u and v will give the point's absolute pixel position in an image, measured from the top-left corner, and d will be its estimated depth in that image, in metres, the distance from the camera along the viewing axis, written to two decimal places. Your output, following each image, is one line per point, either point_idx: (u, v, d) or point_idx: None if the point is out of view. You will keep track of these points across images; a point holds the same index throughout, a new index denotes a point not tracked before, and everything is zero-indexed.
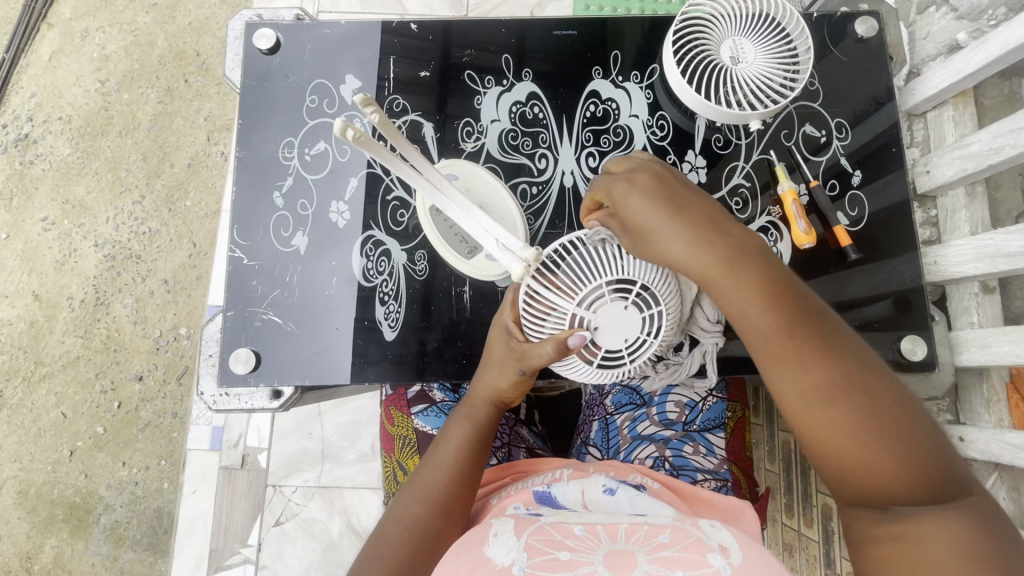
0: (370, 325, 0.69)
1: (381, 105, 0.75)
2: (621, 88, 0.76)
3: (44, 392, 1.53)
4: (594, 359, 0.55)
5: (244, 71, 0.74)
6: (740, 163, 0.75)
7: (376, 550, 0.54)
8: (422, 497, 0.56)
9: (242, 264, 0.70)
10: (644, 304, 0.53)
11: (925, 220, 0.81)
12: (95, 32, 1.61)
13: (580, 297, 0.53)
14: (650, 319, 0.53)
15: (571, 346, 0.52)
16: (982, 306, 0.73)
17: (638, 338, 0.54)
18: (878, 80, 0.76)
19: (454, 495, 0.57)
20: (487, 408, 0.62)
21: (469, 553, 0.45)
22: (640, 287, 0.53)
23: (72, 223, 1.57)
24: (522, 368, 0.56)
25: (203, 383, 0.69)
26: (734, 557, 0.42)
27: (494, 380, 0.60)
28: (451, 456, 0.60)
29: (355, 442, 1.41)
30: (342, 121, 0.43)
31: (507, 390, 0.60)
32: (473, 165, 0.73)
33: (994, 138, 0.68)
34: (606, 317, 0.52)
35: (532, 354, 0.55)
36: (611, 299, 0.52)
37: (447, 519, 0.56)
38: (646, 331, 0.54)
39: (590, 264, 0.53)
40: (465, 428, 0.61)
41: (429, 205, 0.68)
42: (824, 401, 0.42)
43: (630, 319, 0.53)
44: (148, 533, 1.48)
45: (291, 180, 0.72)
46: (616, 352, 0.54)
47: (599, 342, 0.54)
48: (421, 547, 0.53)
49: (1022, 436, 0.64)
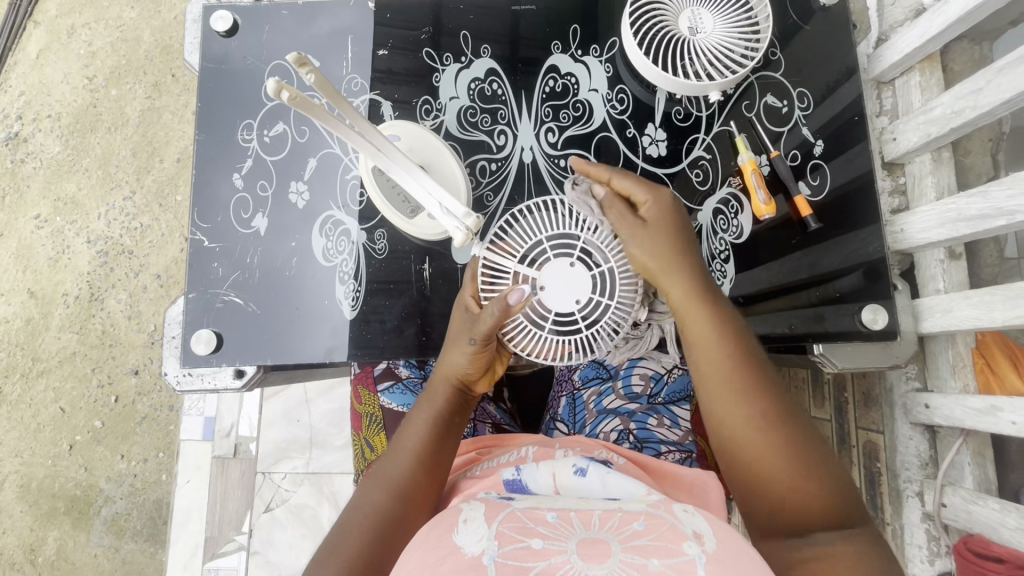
0: (332, 304, 0.70)
1: (340, 84, 0.75)
2: (580, 63, 0.76)
3: (43, 387, 1.54)
4: (545, 323, 0.60)
5: (202, 54, 0.74)
6: (700, 135, 0.74)
7: (333, 543, 0.53)
8: (383, 485, 0.56)
9: (203, 246, 0.71)
10: (588, 262, 0.59)
11: (894, 189, 0.80)
12: (82, 28, 1.61)
13: (524, 252, 0.60)
14: (598, 278, 0.59)
15: (514, 305, 0.54)
16: (947, 273, 0.73)
17: (588, 298, 0.59)
18: (841, 46, 0.75)
19: (415, 482, 0.57)
20: (446, 388, 0.62)
21: (437, 542, 0.43)
22: (582, 246, 0.60)
23: (65, 220, 1.58)
24: (472, 337, 0.58)
25: (167, 364, 0.69)
26: (709, 544, 0.41)
27: (453, 360, 0.61)
28: (413, 442, 0.59)
29: (344, 428, 1.43)
30: (274, 81, 0.41)
31: (466, 366, 0.60)
32: (417, 125, 0.70)
33: (956, 100, 0.67)
34: (550, 274, 0.59)
35: (479, 322, 0.57)
36: (554, 257, 0.59)
37: (408, 507, 0.55)
38: (594, 290, 0.59)
39: (530, 226, 0.61)
40: (426, 412, 0.61)
41: (372, 166, 0.67)
42: (764, 433, 0.51)
43: (577, 276, 0.59)
44: (147, 523, 1.50)
45: (251, 162, 0.72)
46: (568, 314, 0.59)
47: (549, 303, 0.59)
48: (380, 537, 0.53)
49: (982, 400, 0.66)
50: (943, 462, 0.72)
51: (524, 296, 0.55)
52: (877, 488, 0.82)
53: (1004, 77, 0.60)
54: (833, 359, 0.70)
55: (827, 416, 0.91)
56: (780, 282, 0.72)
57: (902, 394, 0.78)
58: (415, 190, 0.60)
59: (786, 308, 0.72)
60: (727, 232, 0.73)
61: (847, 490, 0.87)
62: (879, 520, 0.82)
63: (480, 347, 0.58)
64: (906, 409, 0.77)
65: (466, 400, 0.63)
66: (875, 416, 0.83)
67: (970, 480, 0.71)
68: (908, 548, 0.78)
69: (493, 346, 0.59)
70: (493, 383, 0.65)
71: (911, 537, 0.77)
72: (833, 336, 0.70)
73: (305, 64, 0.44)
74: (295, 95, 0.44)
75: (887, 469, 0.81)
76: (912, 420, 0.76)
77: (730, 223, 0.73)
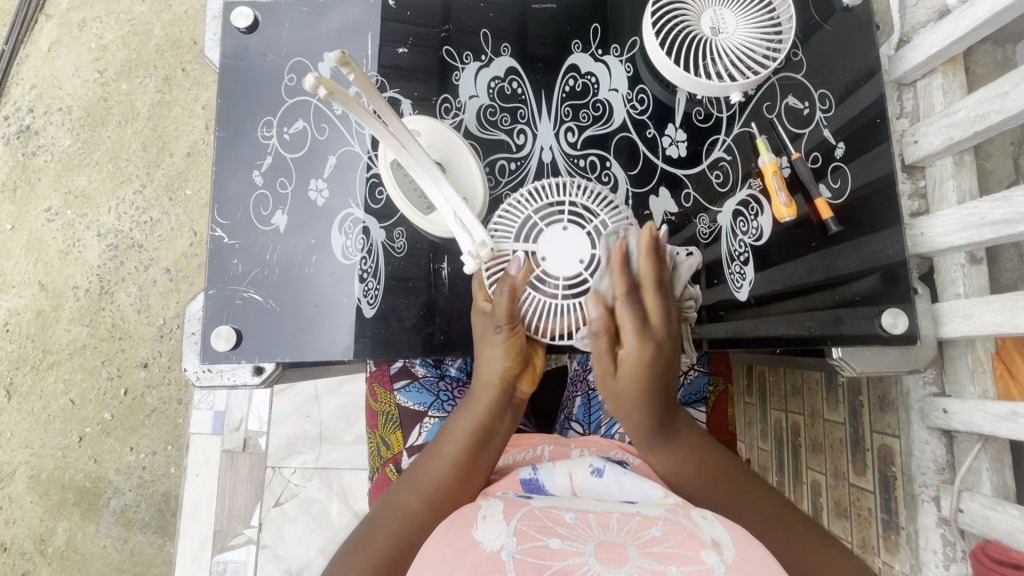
0: (350, 302, 0.70)
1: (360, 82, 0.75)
2: (601, 62, 0.76)
3: (53, 379, 1.55)
4: (557, 292, 0.58)
5: (223, 50, 0.74)
6: (721, 136, 0.74)
7: (361, 537, 0.56)
8: (416, 489, 0.58)
9: (222, 242, 0.71)
10: (579, 221, 0.60)
11: (914, 192, 0.79)
12: (94, 21, 1.61)
13: (517, 231, 0.60)
14: (593, 232, 0.59)
15: (519, 277, 0.56)
16: (967, 278, 0.73)
17: (591, 254, 0.58)
18: (863, 48, 0.75)
19: (447, 489, 0.57)
20: (487, 395, 0.60)
21: (457, 534, 0.44)
22: (570, 208, 0.60)
23: (76, 213, 1.58)
24: (497, 325, 0.58)
25: (187, 359, 0.70)
26: (727, 553, 0.41)
27: (491, 364, 0.60)
28: (450, 450, 0.59)
29: (352, 424, 1.43)
30: (314, 77, 0.44)
31: (502, 362, 0.59)
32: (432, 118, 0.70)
33: (980, 104, 0.67)
34: (550, 243, 0.59)
35: (498, 308, 0.57)
36: (546, 227, 0.59)
37: (440, 516, 0.56)
38: (594, 244, 0.59)
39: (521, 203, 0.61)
40: (466, 420, 0.60)
41: (391, 159, 0.67)
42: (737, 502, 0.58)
43: (574, 237, 0.59)
44: (157, 516, 1.52)
45: (270, 159, 0.72)
46: (576, 275, 0.58)
47: (553, 271, 0.58)
48: (407, 538, 0.55)
49: (1003, 405, 0.65)
50: (960, 466, 0.72)
51: (522, 265, 0.57)
52: (892, 491, 0.82)
53: None
54: (851, 363, 0.69)
55: (840, 419, 0.91)
56: (801, 287, 0.72)
57: (919, 398, 0.77)
58: (434, 196, 0.60)
59: (800, 310, 0.71)
60: (747, 234, 0.73)
61: (861, 493, 0.87)
62: (893, 524, 0.82)
63: (508, 334, 0.57)
64: (923, 413, 0.77)
65: (507, 407, 0.62)
66: (890, 420, 0.82)
67: (987, 485, 0.71)
68: (922, 552, 0.78)
69: (521, 329, 0.58)
70: (533, 382, 0.63)
71: (927, 542, 0.77)
72: (853, 340, 0.70)
73: (348, 65, 0.46)
74: (330, 89, 0.47)
75: (902, 473, 0.80)
76: (929, 424, 0.76)
77: (750, 226, 0.73)
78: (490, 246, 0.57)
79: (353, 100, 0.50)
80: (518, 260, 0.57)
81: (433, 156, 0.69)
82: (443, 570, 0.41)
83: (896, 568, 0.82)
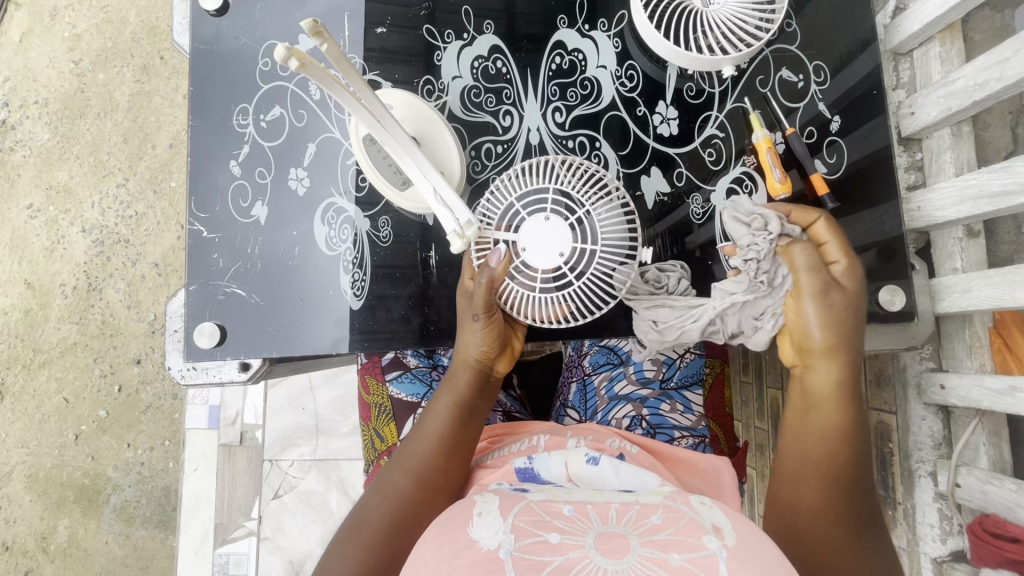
0: (337, 294, 0.68)
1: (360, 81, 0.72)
2: (587, 38, 0.73)
3: (46, 378, 1.53)
4: (537, 283, 0.56)
5: (192, 35, 0.71)
6: (713, 113, 0.72)
7: (357, 524, 0.56)
8: (405, 469, 0.58)
9: (202, 236, 0.69)
10: (564, 211, 0.56)
11: (910, 165, 0.78)
12: (66, 10, 1.56)
13: (501, 219, 0.58)
14: (576, 225, 0.55)
15: (496, 267, 0.55)
16: (965, 252, 0.72)
17: (572, 250, 0.55)
18: (859, 16, 0.72)
19: (434, 465, 0.58)
20: (466, 372, 0.62)
21: (452, 535, 0.42)
22: (552, 196, 0.56)
23: (59, 209, 1.54)
24: (476, 313, 0.59)
25: (171, 357, 0.68)
26: (728, 539, 0.40)
27: (468, 341, 0.61)
28: (435, 426, 0.60)
29: (349, 415, 1.42)
30: (285, 47, 0.41)
31: (480, 346, 0.61)
32: (408, 93, 0.67)
33: (979, 72, 0.65)
34: (530, 233, 0.55)
35: (476, 296, 0.57)
36: (528, 216, 0.56)
37: (427, 492, 0.57)
38: (576, 238, 0.55)
39: (505, 189, 0.59)
40: (448, 396, 0.62)
41: (364, 134, 0.64)
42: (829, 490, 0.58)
43: (556, 229, 0.55)
44: (158, 510, 1.51)
45: (247, 148, 0.70)
46: (556, 269, 0.55)
47: (536, 265, 0.55)
48: (399, 516, 0.55)
49: (1000, 380, 0.65)
50: (958, 442, 0.72)
51: (503, 255, 0.55)
52: (889, 468, 0.82)
53: None
54: None
55: None
56: None
57: (916, 374, 0.77)
58: (411, 173, 0.57)
59: None
60: None
61: None
62: (890, 500, 0.82)
63: (485, 322, 0.58)
64: (920, 389, 0.76)
65: (486, 381, 0.64)
66: (887, 397, 0.82)
67: (984, 460, 0.71)
68: (919, 526, 0.78)
69: (498, 314, 0.59)
70: (509, 361, 0.65)
71: (923, 516, 0.77)
72: None
73: (322, 34, 0.43)
74: (302, 59, 0.43)
75: (898, 449, 0.80)
76: (926, 401, 0.75)
77: (744, 204, 0.71)
78: (476, 224, 0.54)
79: (326, 72, 0.46)
80: (499, 251, 0.55)
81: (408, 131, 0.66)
82: (441, 570, 0.40)
83: (892, 543, 0.82)
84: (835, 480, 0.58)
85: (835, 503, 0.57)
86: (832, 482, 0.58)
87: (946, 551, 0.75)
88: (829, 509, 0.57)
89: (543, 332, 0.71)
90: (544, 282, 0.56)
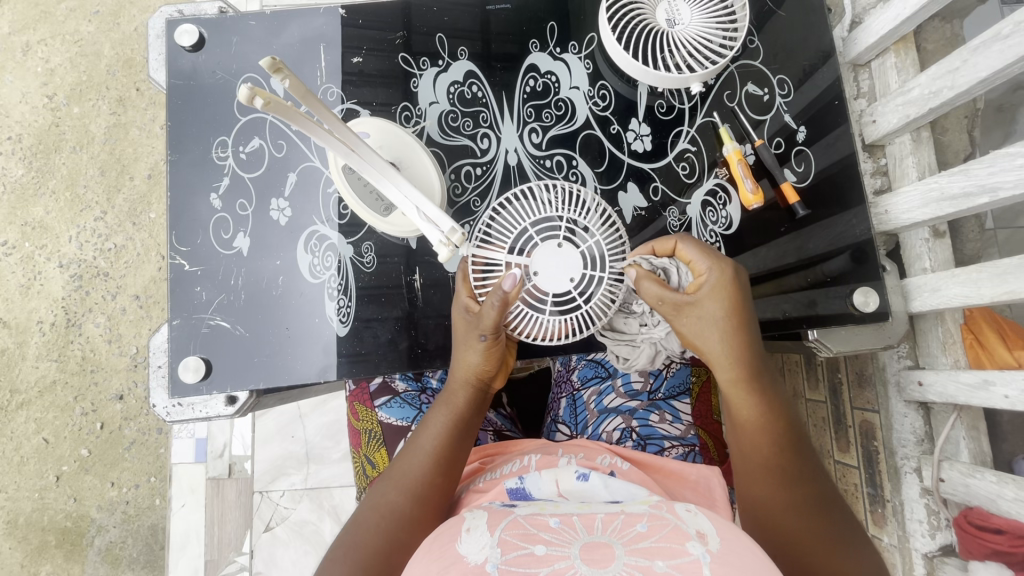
0: (322, 322, 0.68)
1: (339, 112, 0.73)
2: (560, 61, 0.75)
3: (23, 420, 1.48)
4: (545, 305, 0.58)
5: (169, 71, 0.71)
6: (685, 127, 0.74)
7: (355, 539, 0.56)
8: (399, 487, 0.58)
9: (184, 270, 0.69)
10: (576, 239, 0.58)
11: (875, 170, 0.81)
12: (38, 45, 1.55)
13: (512, 243, 0.59)
14: (587, 253, 0.58)
15: (511, 290, 0.54)
16: (933, 252, 0.75)
17: (583, 275, 0.58)
18: (818, 29, 0.75)
19: (431, 481, 0.58)
20: (465, 391, 0.62)
21: (442, 549, 0.43)
22: (568, 224, 0.58)
23: (34, 245, 1.52)
24: (482, 334, 0.58)
25: (155, 395, 0.68)
26: (712, 544, 0.40)
27: (467, 358, 0.60)
28: (430, 443, 0.60)
29: (340, 441, 1.40)
30: (247, 88, 0.40)
31: (480, 364, 0.60)
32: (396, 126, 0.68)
33: (932, 81, 0.68)
34: (543, 258, 0.57)
35: (485, 318, 0.56)
36: (542, 241, 0.58)
37: (423, 509, 0.57)
38: (587, 265, 0.58)
39: (516, 214, 0.59)
40: (444, 414, 0.61)
41: (341, 164, 0.64)
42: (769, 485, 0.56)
43: (568, 255, 0.57)
44: (144, 550, 1.45)
45: (227, 180, 0.70)
46: (565, 293, 0.58)
47: (543, 286, 0.57)
48: (398, 536, 0.55)
49: (975, 375, 0.67)
50: (941, 438, 0.74)
51: (518, 279, 0.54)
52: (875, 466, 0.84)
53: (981, 56, 0.61)
54: (828, 343, 0.70)
55: (822, 398, 0.93)
56: (773, 270, 0.73)
57: (895, 372, 0.79)
58: (390, 193, 0.57)
59: (777, 293, 0.72)
60: (717, 224, 0.73)
61: (846, 469, 0.89)
62: (879, 498, 0.84)
63: (492, 343, 0.58)
64: (900, 386, 0.78)
65: (482, 399, 0.63)
66: (869, 396, 0.84)
67: (966, 453, 0.73)
68: (909, 523, 0.79)
69: (504, 336, 0.59)
70: (503, 377, 0.65)
71: (912, 512, 0.79)
72: (825, 319, 0.71)
73: (279, 70, 0.43)
74: (267, 98, 0.43)
75: (883, 446, 0.82)
76: (906, 398, 0.77)
77: (719, 215, 0.73)
78: (460, 231, 0.55)
79: (290, 108, 0.46)
80: (514, 274, 0.54)
81: (386, 157, 0.67)
82: None
83: (884, 541, 0.84)
84: (781, 471, 0.56)
85: (790, 495, 0.55)
86: (784, 478, 0.55)
87: (935, 546, 0.77)
88: (787, 506, 0.55)
89: (532, 350, 0.71)
90: (552, 310, 0.58)
